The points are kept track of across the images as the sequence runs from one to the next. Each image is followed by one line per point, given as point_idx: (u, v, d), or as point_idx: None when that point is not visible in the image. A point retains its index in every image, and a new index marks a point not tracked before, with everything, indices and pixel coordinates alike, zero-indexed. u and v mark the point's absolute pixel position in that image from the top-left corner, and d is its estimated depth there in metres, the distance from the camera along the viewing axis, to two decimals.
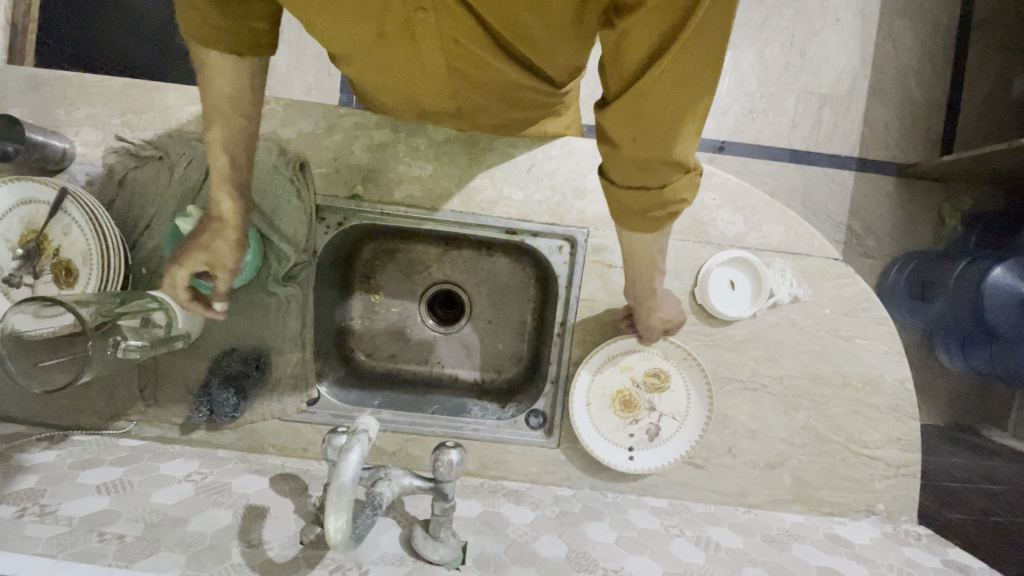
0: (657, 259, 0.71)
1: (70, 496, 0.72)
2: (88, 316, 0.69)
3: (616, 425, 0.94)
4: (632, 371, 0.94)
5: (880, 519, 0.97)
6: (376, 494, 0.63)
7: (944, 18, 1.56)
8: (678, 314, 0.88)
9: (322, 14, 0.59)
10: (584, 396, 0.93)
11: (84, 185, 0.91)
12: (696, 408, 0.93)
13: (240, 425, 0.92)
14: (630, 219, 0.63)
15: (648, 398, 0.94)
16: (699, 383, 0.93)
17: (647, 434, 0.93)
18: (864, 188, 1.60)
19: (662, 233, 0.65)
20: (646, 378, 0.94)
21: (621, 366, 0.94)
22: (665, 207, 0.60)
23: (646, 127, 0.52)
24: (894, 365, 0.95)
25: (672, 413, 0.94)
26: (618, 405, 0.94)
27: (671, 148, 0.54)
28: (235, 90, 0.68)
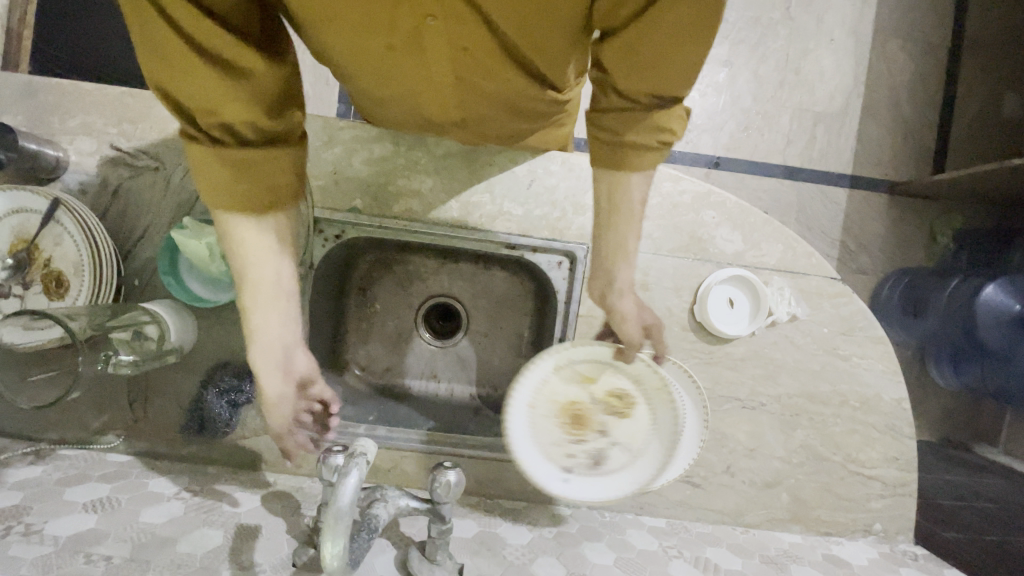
0: (633, 228, 0.70)
1: (55, 514, 0.71)
2: (77, 329, 0.68)
3: (564, 446, 0.82)
4: (598, 387, 0.83)
5: (876, 539, 0.97)
6: (373, 516, 0.62)
7: (935, 40, 1.59)
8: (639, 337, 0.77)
9: (329, 28, 0.58)
10: (530, 397, 0.81)
11: (77, 194, 0.89)
12: (616, 432, 0.84)
13: (232, 441, 0.90)
14: (616, 156, 0.64)
15: (602, 418, 0.83)
16: (665, 419, 0.82)
17: (592, 463, 0.82)
18: (857, 206, 1.61)
19: (647, 177, 0.66)
20: (617, 395, 0.83)
21: (584, 375, 0.82)
22: (656, 141, 0.62)
23: (648, 58, 0.55)
24: (890, 384, 0.95)
25: (639, 441, 0.83)
26: (566, 422, 0.83)
27: (668, 81, 0.57)
28: (264, 244, 0.58)
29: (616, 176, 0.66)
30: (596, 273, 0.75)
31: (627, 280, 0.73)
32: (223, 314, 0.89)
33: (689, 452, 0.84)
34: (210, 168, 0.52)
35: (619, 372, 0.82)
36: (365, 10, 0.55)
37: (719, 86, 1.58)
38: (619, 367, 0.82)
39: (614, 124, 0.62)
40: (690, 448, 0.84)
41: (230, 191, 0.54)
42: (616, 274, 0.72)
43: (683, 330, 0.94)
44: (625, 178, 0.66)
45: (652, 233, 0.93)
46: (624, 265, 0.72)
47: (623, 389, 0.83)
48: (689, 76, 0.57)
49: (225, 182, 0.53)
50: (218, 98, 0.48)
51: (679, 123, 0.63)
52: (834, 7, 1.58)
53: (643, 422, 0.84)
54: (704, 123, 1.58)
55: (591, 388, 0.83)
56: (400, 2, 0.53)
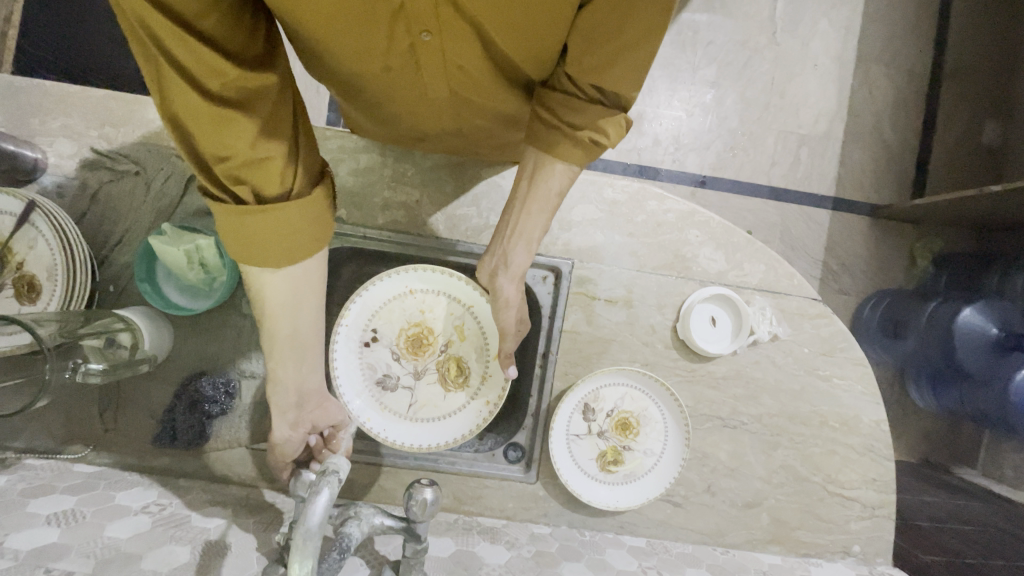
0: (543, 216, 0.69)
1: (17, 527, 0.67)
2: (45, 335, 0.65)
3: (385, 348, 0.92)
4: (452, 347, 0.94)
5: (855, 561, 0.97)
6: (345, 536, 0.61)
7: (915, 68, 1.63)
8: (508, 320, 0.78)
9: (325, 49, 0.59)
10: (408, 303, 0.92)
11: (55, 197, 0.87)
12: (422, 389, 0.93)
13: (204, 453, 0.88)
14: (548, 137, 0.63)
15: (428, 363, 0.93)
16: (469, 418, 0.91)
17: (382, 381, 0.92)
18: (840, 227, 1.64)
19: (570, 169, 0.65)
20: (460, 366, 0.94)
21: (463, 332, 0.94)
22: (584, 131, 0.61)
23: (597, 51, 0.55)
24: (870, 406, 0.96)
25: (431, 409, 0.92)
26: (404, 343, 0.93)
27: (615, 77, 0.57)
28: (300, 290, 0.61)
29: (540, 157, 0.65)
30: (493, 249, 0.73)
31: (520, 267, 0.73)
32: (201, 323, 0.88)
33: (437, 438, 0.91)
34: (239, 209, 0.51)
35: (484, 373, 0.93)
36: (360, 36, 0.56)
37: (706, 106, 1.60)
38: (485, 355, 0.93)
39: (553, 104, 0.61)
40: (453, 434, 0.91)
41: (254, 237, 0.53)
42: (509, 255, 0.71)
43: (666, 348, 0.94)
44: (549, 164, 0.64)
45: (637, 250, 0.93)
46: (521, 247, 0.71)
47: (466, 367, 0.93)
48: (638, 76, 0.57)
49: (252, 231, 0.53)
50: (232, 149, 0.47)
51: (615, 128, 0.62)
52: (818, 34, 1.62)
53: (457, 403, 0.93)
54: (691, 142, 1.61)
55: (449, 344, 0.94)
56: (394, 22, 0.54)
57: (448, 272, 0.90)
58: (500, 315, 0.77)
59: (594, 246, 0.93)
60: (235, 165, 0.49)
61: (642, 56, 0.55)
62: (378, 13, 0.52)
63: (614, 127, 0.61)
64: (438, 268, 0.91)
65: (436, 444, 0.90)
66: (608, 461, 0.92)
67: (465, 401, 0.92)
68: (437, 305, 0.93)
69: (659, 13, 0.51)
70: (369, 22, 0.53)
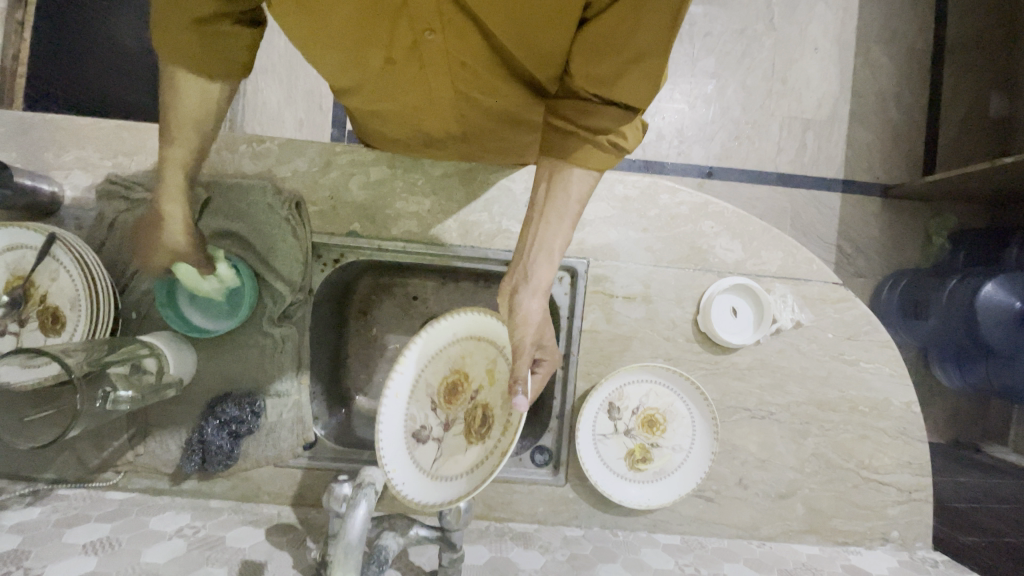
0: (566, 224, 0.67)
1: (56, 558, 0.69)
2: (74, 365, 0.66)
3: (421, 398, 0.78)
4: (484, 394, 0.76)
5: (895, 547, 0.95)
6: (381, 549, 0.62)
7: (917, 45, 1.62)
8: (528, 341, 0.67)
9: (329, 43, 0.59)
10: (450, 343, 0.79)
11: (73, 229, 0.89)
12: (449, 441, 0.76)
13: (234, 473, 0.88)
14: (565, 144, 0.62)
15: (458, 413, 0.77)
16: (484, 472, 0.67)
17: (414, 432, 0.76)
18: (851, 210, 1.62)
19: (588, 174, 0.65)
20: (486, 415, 0.74)
21: (497, 377, 0.76)
22: (606, 134, 0.61)
23: (609, 57, 0.55)
24: (900, 388, 0.94)
25: (453, 466, 0.73)
26: (441, 391, 0.78)
27: (629, 88, 0.57)
28: (200, 112, 0.67)
29: (557, 163, 0.65)
30: (514, 264, 0.69)
31: (543, 282, 0.68)
32: (224, 344, 0.89)
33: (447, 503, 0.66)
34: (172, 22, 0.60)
35: (506, 419, 0.70)
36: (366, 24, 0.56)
37: (707, 97, 1.60)
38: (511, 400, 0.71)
39: (568, 112, 0.61)
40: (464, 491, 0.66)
41: (176, 40, 0.61)
42: (532, 267, 0.67)
43: (688, 341, 0.93)
44: (567, 168, 0.64)
45: (652, 245, 0.93)
46: (542, 258, 0.67)
47: (492, 416, 0.73)
48: (652, 86, 0.57)
49: (174, 31, 0.60)
50: None
51: (633, 132, 0.62)
52: (816, 17, 1.61)
53: (476, 458, 0.71)
54: (694, 134, 1.60)
55: (482, 390, 0.76)
56: (400, 12, 0.55)
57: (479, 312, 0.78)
58: (516, 335, 0.68)
59: (608, 244, 0.92)
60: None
61: (655, 65, 0.55)
62: (382, 6, 0.54)
63: (631, 130, 0.62)
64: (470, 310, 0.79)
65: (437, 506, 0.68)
66: (636, 460, 0.91)
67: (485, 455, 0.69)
68: (478, 352, 0.78)
69: (666, 24, 0.52)
70: (373, 12, 0.55)
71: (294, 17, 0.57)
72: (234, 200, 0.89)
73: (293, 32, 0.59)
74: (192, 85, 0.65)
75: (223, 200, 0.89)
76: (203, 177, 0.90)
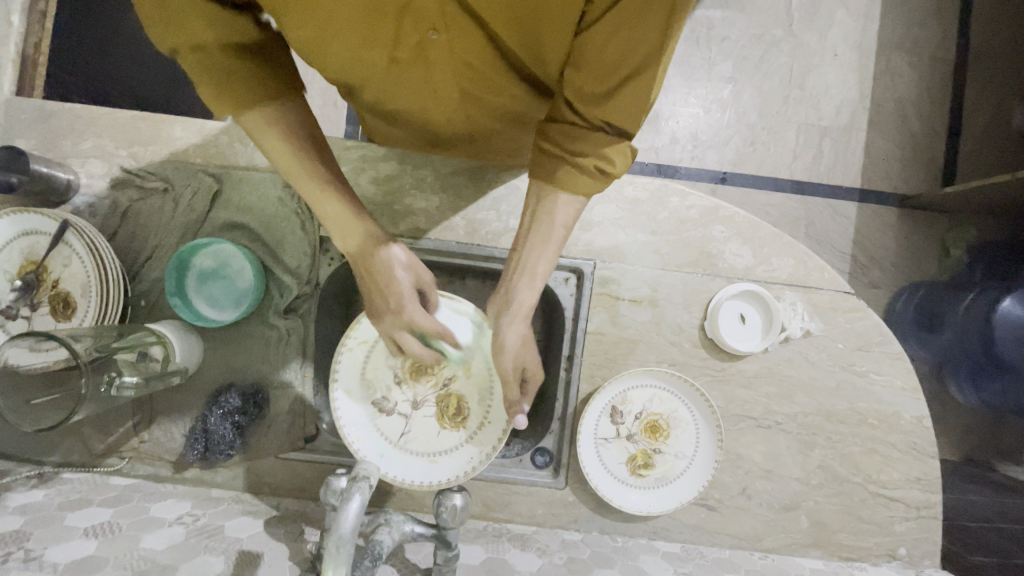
0: (551, 249, 0.65)
1: (57, 540, 0.70)
2: (81, 351, 0.68)
3: (387, 368, 0.85)
4: (456, 383, 0.85)
5: (901, 564, 0.93)
6: (376, 543, 0.61)
7: (940, 53, 1.59)
8: (508, 368, 0.71)
9: (328, 46, 0.57)
10: None
11: (86, 216, 0.90)
12: (418, 419, 0.84)
13: (235, 463, 0.89)
14: (550, 165, 0.61)
15: (429, 393, 0.85)
16: (462, 461, 0.82)
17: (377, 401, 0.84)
18: (867, 219, 1.59)
19: (575, 200, 0.63)
20: (459, 405, 0.84)
21: (470, 370, 0.84)
22: (589, 159, 0.58)
23: (602, 76, 0.54)
24: (911, 402, 0.92)
25: (423, 443, 0.83)
26: (408, 367, 0.85)
27: (621, 107, 0.54)
28: (291, 146, 0.60)
29: (545, 189, 0.63)
30: (500, 286, 0.69)
31: (526, 306, 0.68)
32: (229, 335, 0.89)
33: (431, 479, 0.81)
34: (221, 75, 0.53)
35: (485, 419, 0.83)
36: (368, 29, 0.55)
37: (722, 102, 1.58)
38: (487, 396, 0.83)
39: (555, 135, 0.60)
40: (450, 472, 0.81)
41: (230, 91, 0.54)
42: (516, 293, 0.67)
43: (695, 347, 0.92)
44: (553, 193, 0.62)
45: (660, 248, 0.92)
46: (525, 283, 0.66)
47: (466, 404, 0.84)
48: (645, 105, 0.55)
49: (223, 76, 0.53)
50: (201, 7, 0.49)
51: (621, 155, 0.59)
52: (836, 23, 1.58)
53: (450, 441, 0.83)
54: (709, 139, 1.58)
55: (452, 378, 0.84)
56: (402, 14, 0.53)
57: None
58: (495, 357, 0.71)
59: (615, 246, 0.92)
60: (207, 25, 0.50)
61: (648, 84, 0.52)
62: (385, 7, 0.52)
63: (621, 156, 0.59)
64: None
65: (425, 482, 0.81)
66: (638, 465, 0.90)
67: (460, 442, 0.83)
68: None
69: (655, 39, 0.50)
70: (374, 12, 0.53)
71: (292, 16, 0.54)
72: (245, 192, 0.90)
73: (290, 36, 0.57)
74: (270, 115, 0.58)
75: (234, 192, 0.90)
76: (215, 168, 0.90)
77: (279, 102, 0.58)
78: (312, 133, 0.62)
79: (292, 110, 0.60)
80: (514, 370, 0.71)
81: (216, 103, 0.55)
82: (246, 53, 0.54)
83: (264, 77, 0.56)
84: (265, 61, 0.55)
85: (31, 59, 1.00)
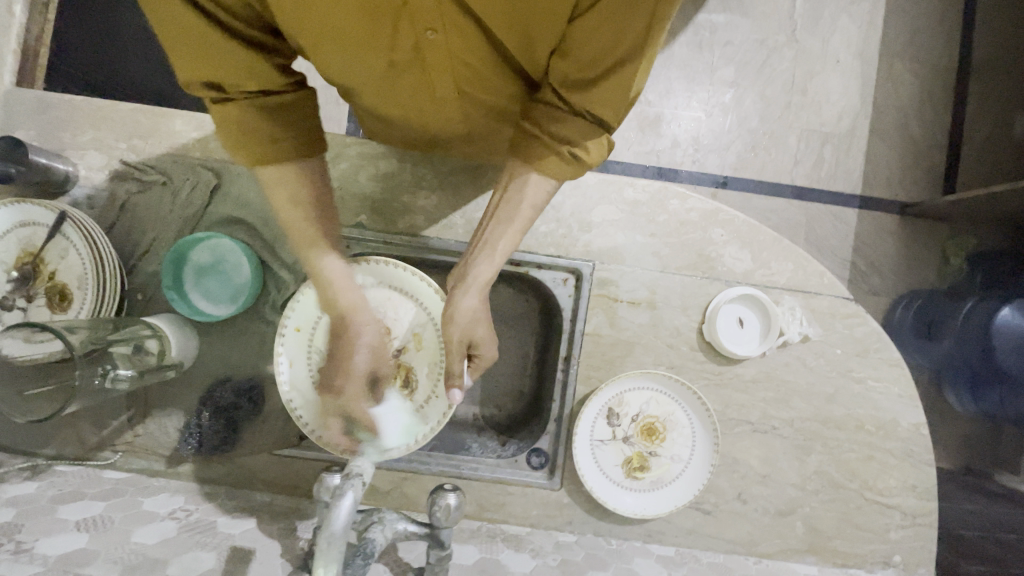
0: (514, 228, 0.65)
1: (47, 532, 0.69)
2: (77, 344, 0.67)
3: (330, 333, 0.83)
4: (406, 355, 0.85)
5: (897, 572, 0.93)
6: (369, 541, 0.61)
7: (943, 61, 1.59)
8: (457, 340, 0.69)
9: (325, 49, 0.57)
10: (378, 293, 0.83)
11: (84, 209, 0.90)
12: None
13: (229, 459, 0.88)
14: (530, 150, 0.61)
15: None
16: (407, 433, 0.81)
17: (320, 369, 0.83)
18: (868, 226, 1.59)
19: (547, 181, 0.63)
20: (408, 376, 0.84)
21: (421, 343, 0.85)
22: (568, 143, 0.59)
23: (588, 66, 0.55)
24: (908, 409, 0.92)
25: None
26: None
27: (605, 95, 0.55)
28: (293, 196, 0.63)
29: (516, 166, 0.63)
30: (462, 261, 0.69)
31: (484, 281, 0.67)
32: (225, 330, 0.89)
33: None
34: (240, 125, 0.57)
35: (432, 394, 0.83)
36: (364, 30, 0.55)
37: (725, 107, 1.58)
38: (437, 369, 0.84)
39: (539, 118, 0.60)
40: (386, 443, 0.80)
41: (251, 147, 0.58)
42: (474, 266, 0.66)
43: (692, 350, 0.92)
44: (524, 172, 0.63)
45: (660, 250, 0.91)
46: (484, 257, 0.66)
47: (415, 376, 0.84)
48: (629, 94, 0.55)
49: (247, 133, 0.57)
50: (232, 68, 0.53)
51: (598, 146, 0.61)
52: (840, 29, 1.58)
53: (396, 410, 0.83)
54: (711, 143, 1.58)
55: (404, 350, 0.84)
56: (399, 15, 0.53)
57: (421, 275, 0.81)
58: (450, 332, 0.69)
59: (615, 247, 0.91)
60: (236, 78, 0.54)
61: (632, 75, 0.53)
62: (381, 5, 0.52)
63: (596, 145, 0.60)
64: (401, 265, 0.82)
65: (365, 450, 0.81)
66: (634, 468, 0.89)
67: (406, 412, 0.83)
68: (401, 306, 0.84)
69: (639, 32, 0.50)
70: (371, 14, 0.53)
71: (290, 22, 0.53)
72: (244, 187, 0.90)
73: (286, 38, 0.57)
74: (287, 172, 0.62)
75: (232, 186, 0.90)
76: (214, 162, 0.90)
77: (299, 161, 0.62)
78: (322, 194, 0.66)
79: (307, 168, 0.63)
80: (464, 346, 0.70)
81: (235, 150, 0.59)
82: (274, 113, 0.58)
83: (287, 135, 0.59)
84: (289, 121, 0.59)
85: (33, 50, 0.99)
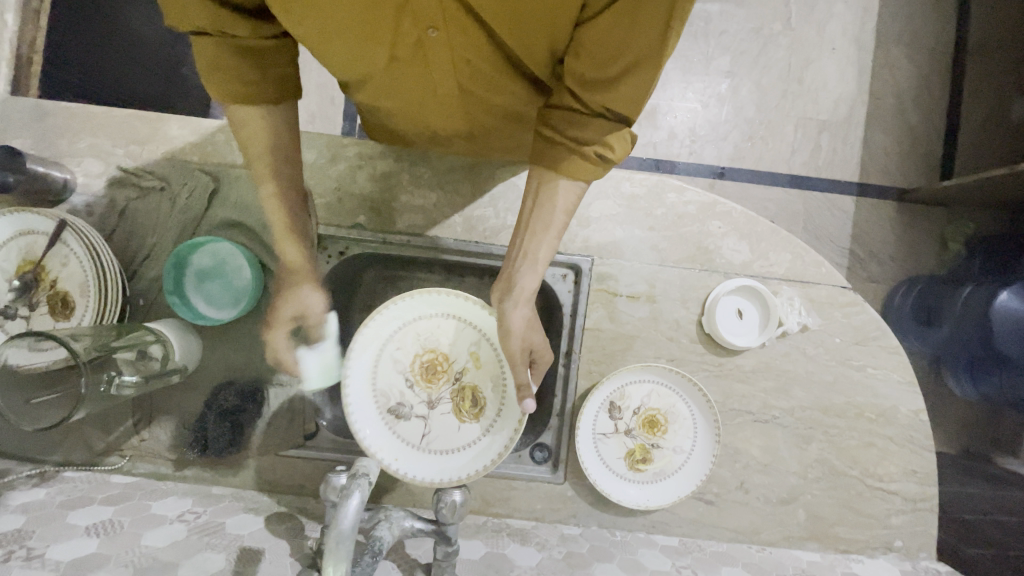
0: (551, 235, 0.67)
1: (59, 538, 0.70)
2: (80, 350, 0.68)
3: (398, 373, 0.86)
4: (467, 376, 0.87)
5: (898, 556, 0.94)
6: (376, 540, 0.62)
7: (939, 47, 1.58)
8: (513, 345, 0.73)
9: (329, 42, 0.57)
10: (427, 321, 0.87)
11: (84, 215, 0.90)
12: (436, 419, 0.85)
13: (237, 460, 0.90)
14: (555, 154, 0.60)
15: (443, 391, 0.87)
16: (491, 449, 0.82)
17: (393, 408, 0.85)
18: (866, 213, 1.59)
19: (575, 184, 0.64)
20: (474, 396, 0.86)
21: (479, 361, 0.87)
22: (592, 145, 0.58)
23: (604, 61, 0.53)
24: (907, 395, 0.93)
25: (443, 443, 0.84)
26: (418, 369, 0.87)
27: (623, 95, 0.54)
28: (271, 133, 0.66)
29: (544, 175, 0.63)
30: (505, 271, 0.71)
31: (529, 290, 0.70)
32: (228, 333, 0.90)
33: (457, 471, 0.81)
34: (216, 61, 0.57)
35: (502, 405, 0.85)
36: (368, 24, 0.54)
37: (721, 97, 1.58)
38: (501, 383, 0.86)
39: (558, 123, 0.59)
40: (477, 463, 0.81)
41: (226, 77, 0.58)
42: (519, 278, 0.68)
43: (692, 343, 0.92)
44: (553, 179, 0.62)
45: (658, 243, 0.92)
46: (529, 269, 0.68)
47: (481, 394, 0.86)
48: (642, 95, 0.55)
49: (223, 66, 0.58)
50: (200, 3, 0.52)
51: (621, 142, 0.60)
52: (835, 17, 1.58)
53: (470, 435, 0.84)
54: (707, 134, 1.58)
55: (463, 371, 0.87)
56: (402, 11, 0.53)
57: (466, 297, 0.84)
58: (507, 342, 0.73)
59: (614, 241, 0.92)
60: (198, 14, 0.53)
61: (645, 73, 0.52)
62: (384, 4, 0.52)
63: (618, 142, 0.59)
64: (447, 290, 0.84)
65: (457, 476, 0.80)
66: (636, 460, 0.90)
67: (481, 433, 0.84)
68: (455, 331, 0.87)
69: (657, 28, 0.49)
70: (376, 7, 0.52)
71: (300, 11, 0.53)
72: (242, 191, 0.90)
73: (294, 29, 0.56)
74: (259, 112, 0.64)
75: (231, 190, 0.90)
76: (212, 166, 0.90)
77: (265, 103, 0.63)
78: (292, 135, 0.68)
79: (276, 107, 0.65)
80: (519, 351, 0.74)
81: (218, 88, 0.59)
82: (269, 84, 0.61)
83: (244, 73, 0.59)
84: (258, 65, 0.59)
85: (26, 57, 1.02)
